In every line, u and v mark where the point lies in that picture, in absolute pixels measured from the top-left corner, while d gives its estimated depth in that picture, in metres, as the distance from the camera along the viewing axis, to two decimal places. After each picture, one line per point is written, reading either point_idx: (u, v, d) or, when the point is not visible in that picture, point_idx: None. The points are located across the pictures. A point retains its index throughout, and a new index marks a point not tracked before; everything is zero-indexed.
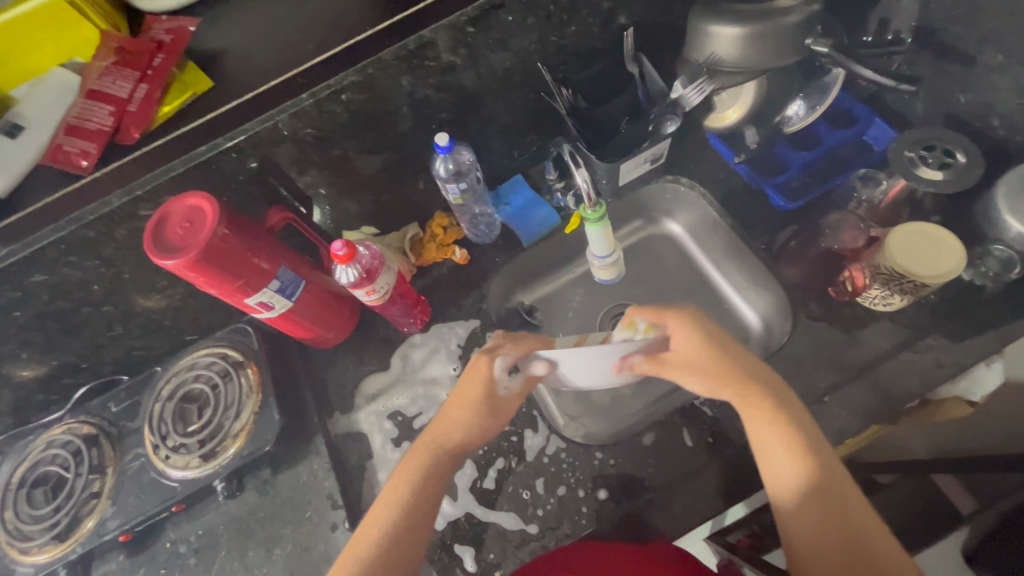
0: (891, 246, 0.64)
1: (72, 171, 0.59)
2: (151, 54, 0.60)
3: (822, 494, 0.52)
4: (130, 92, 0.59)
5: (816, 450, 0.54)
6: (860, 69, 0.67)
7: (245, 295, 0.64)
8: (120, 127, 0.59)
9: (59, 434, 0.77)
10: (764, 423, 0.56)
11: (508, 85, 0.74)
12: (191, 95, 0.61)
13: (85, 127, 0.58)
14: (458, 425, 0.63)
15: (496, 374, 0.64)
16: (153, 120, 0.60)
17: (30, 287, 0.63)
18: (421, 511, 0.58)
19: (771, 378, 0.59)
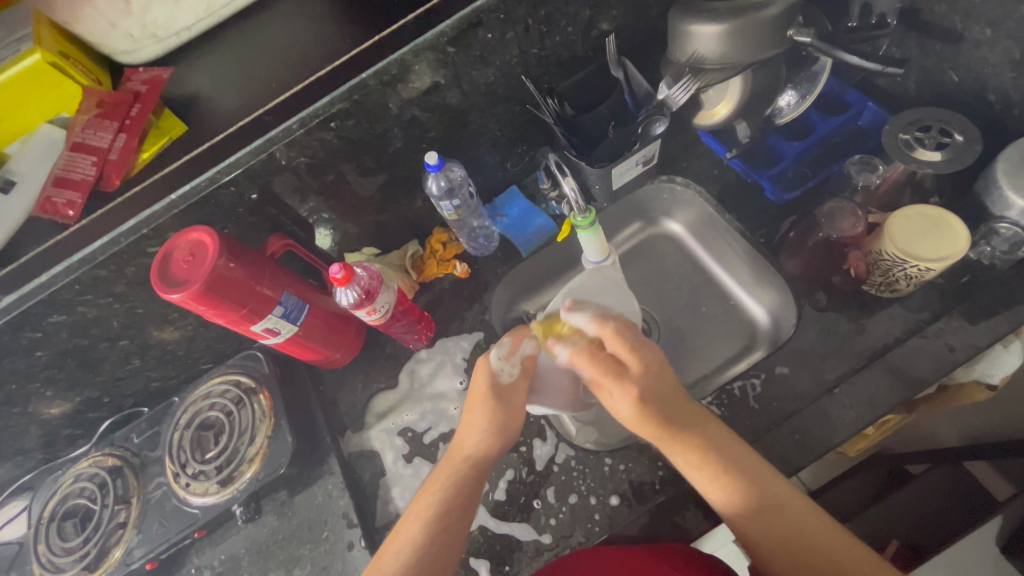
0: (891, 231, 0.63)
1: (59, 221, 0.61)
2: (129, 104, 0.62)
3: (762, 514, 0.53)
4: (110, 142, 0.61)
5: (744, 474, 0.54)
6: (846, 56, 0.66)
7: (251, 322, 0.66)
8: (103, 176, 0.62)
9: (85, 467, 0.80)
10: (685, 461, 0.56)
11: (494, 99, 0.76)
12: (168, 140, 0.63)
13: (70, 178, 0.61)
14: (474, 433, 0.64)
15: (497, 366, 0.65)
16: (133, 167, 0.62)
17: (50, 326, 0.66)
18: (442, 525, 0.58)
19: (679, 401, 0.58)
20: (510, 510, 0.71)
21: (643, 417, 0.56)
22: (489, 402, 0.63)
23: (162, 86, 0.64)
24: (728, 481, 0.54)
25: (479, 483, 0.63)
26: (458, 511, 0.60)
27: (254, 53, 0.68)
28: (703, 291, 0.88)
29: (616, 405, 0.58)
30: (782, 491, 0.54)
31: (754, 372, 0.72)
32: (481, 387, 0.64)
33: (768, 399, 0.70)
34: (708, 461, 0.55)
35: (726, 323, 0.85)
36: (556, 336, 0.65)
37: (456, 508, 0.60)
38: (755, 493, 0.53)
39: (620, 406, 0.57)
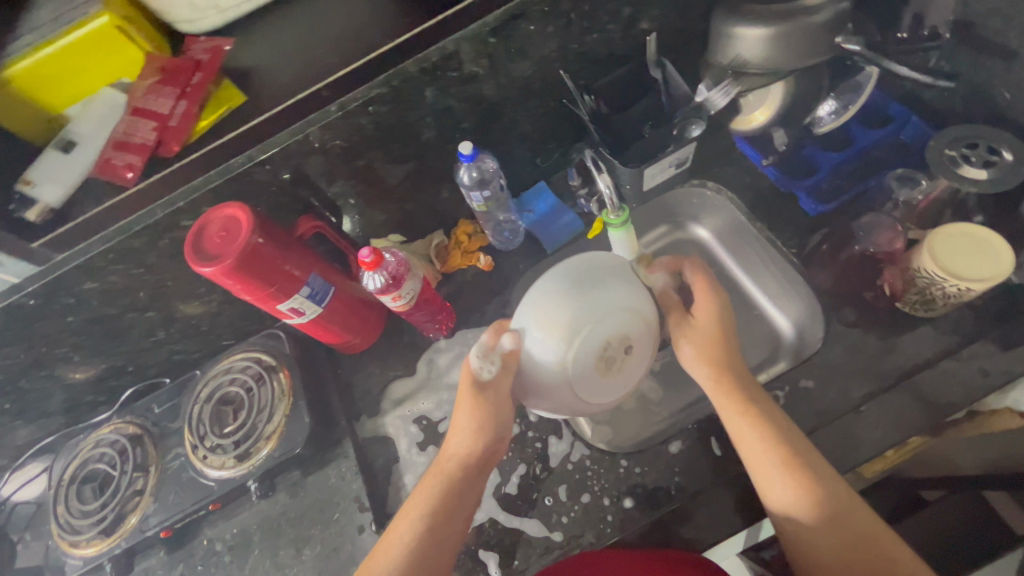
0: (932, 247, 0.61)
1: (118, 183, 0.61)
2: (190, 72, 0.63)
3: (829, 514, 0.53)
4: (170, 108, 0.61)
5: (811, 462, 0.56)
6: (896, 67, 0.64)
7: (277, 301, 0.67)
8: (162, 141, 0.62)
9: (106, 433, 0.81)
10: (747, 430, 0.58)
11: (529, 94, 0.75)
12: (226, 110, 0.64)
13: (130, 142, 0.61)
14: (464, 436, 0.63)
15: (476, 366, 0.60)
16: (192, 134, 0.62)
17: (83, 293, 0.67)
18: (436, 524, 0.59)
19: (746, 381, 0.62)
20: (521, 505, 0.71)
21: (721, 366, 0.61)
22: (473, 403, 0.62)
23: (225, 56, 0.64)
24: (802, 475, 0.55)
25: (471, 483, 0.63)
26: (451, 511, 0.60)
27: (295, 32, 0.68)
28: (729, 300, 0.81)
29: (692, 353, 0.63)
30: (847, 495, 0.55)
31: (778, 384, 0.71)
32: (465, 385, 0.63)
33: (791, 412, 0.70)
34: (772, 437, 0.57)
35: (749, 332, 0.78)
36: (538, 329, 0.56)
37: (450, 508, 0.60)
38: (820, 486, 0.54)
39: (693, 360, 0.63)
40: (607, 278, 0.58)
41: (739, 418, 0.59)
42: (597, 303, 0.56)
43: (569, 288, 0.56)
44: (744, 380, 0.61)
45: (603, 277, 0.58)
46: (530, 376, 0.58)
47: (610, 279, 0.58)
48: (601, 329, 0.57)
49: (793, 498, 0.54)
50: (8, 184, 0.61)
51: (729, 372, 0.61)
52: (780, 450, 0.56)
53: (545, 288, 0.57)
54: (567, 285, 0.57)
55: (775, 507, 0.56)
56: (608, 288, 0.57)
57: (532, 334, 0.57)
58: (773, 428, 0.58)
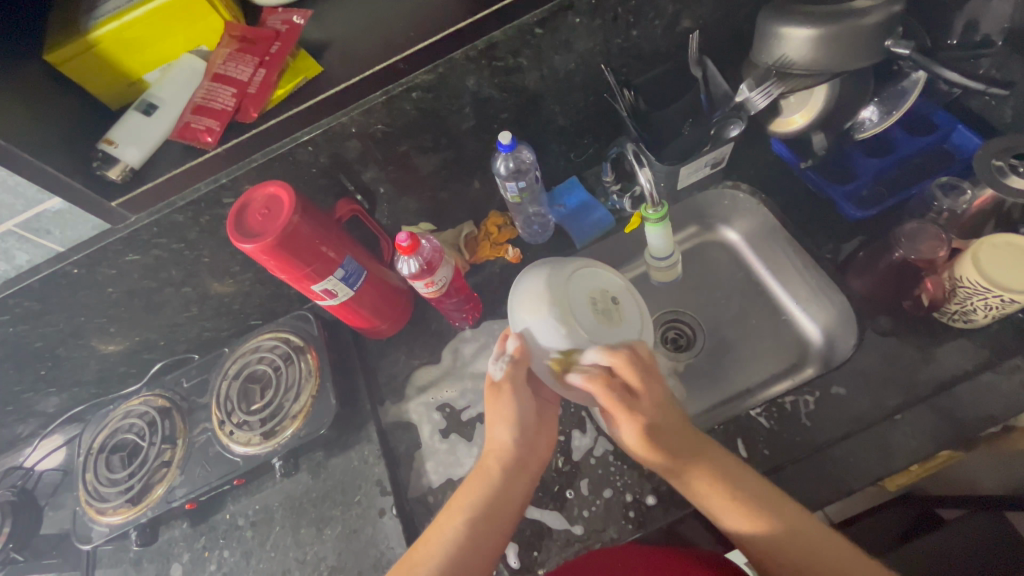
0: (976, 256, 0.60)
1: (196, 147, 0.62)
2: (270, 41, 0.62)
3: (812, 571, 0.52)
4: (249, 76, 0.61)
5: (781, 520, 0.55)
6: (944, 71, 0.64)
7: (312, 281, 0.67)
8: (240, 108, 0.62)
9: (136, 405, 0.82)
10: (708, 492, 0.58)
11: (569, 87, 0.75)
12: (302, 79, 0.64)
13: (210, 107, 0.61)
14: (503, 429, 0.64)
15: (492, 371, 0.65)
16: (269, 102, 0.63)
17: (124, 265, 0.69)
18: (476, 519, 0.59)
19: (689, 441, 0.60)
20: (543, 497, 0.71)
21: (652, 448, 0.59)
22: (502, 396, 0.64)
23: (301, 28, 0.64)
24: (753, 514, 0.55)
25: (509, 477, 0.63)
26: (490, 506, 0.60)
27: (342, 15, 0.69)
28: (756, 304, 0.85)
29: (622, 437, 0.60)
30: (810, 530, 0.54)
31: (808, 390, 0.71)
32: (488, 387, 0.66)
33: (820, 418, 0.69)
34: (733, 497, 0.56)
35: (776, 338, 0.82)
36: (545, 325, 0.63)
37: (489, 503, 0.60)
38: (794, 543, 0.53)
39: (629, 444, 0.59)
40: (569, 264, 0.68)
41: (699, 477, 0.58)
42: (566, 272, 0.67)
43: (537, 273, 0.67)
44: (689, 444, 0.59)
45: (568, 266, 0.68)
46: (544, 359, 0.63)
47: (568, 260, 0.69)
48: (580, 293, 0.66)
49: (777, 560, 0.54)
50: (87, 145, 0.60)
51: (664, 445, 0.59)
52: (743, 515, 0.55)
53: (521, 285, 0.67)
54: (539, 272, 0.67)
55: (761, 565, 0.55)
56: (574, 265, 0.68)
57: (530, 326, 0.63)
58: (734, 492, 0.57)
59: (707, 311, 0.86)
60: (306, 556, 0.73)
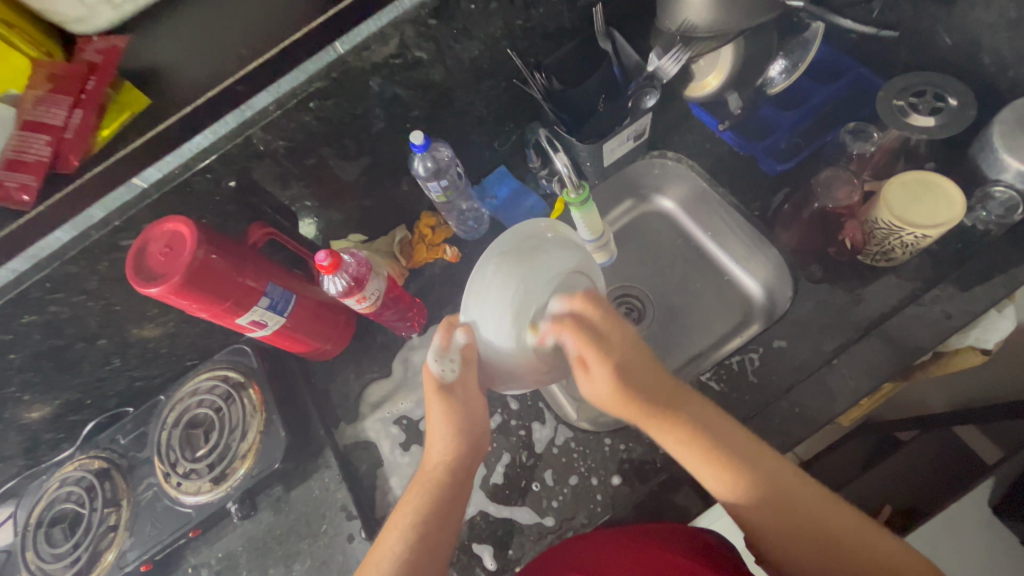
0: (887, 198, 0.62)
1: (14, 208, 0.58)
2: (84, 77, 0.60)
3: (761, 498, 0.53)
4: (65, 119, 0.59)
5: (742, 460, 0.54)
6: (840, 20, 0.64)
7: (236, 315, 0.64)
8: (59, 156, 0.59)
9: (71, 471, 0.77)
10: (674, 442, 0.57)
11: (478, 76, 0.73)
12: (128, 116, 0.61)
13: (24, 159, 0.58)
14: (444, 440, 0.62)
15: (438, 370, 0.62)
16: (91, 145, 0.60)
17: (22, 327, 0.63)
18: (425, 535, 0.57)
19: (662, 388, 0.59)
20: (511, 494, 0.71)
21: (623, 396, 0.57)
22: (443, 404, 0.62)
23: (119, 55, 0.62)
24: (727, 472, 0.54)
25: (458, 489, 0.61)
26: (439, 521, 0.58)
27: (227, 32, 0.66)
28: (698, 268, 0.85)
29: (594, 388, 0.59)
30: (778, 473, 0.54)
31: (752, 347, 0.72)
32: (431, 392, 0.63)
33: (766, 372, 0.70)
34: (704, 447, 0.55)
35: (719, 299, 0.83)
36: (495, 322, 0.56)
37: (437, 515, 0.58)
38: (754, 483, 0.53)
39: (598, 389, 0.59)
40: (548, 237, 0.61)
41: (672, 436, 0.57)
42: (537, 275, 0.57)
43: (510, 270, 0.56)
44: (664, 389, 0.58)
45: (545, 238, 0.60)
46: (490, 360, 0.60)
47: (543, 244, 0.59)
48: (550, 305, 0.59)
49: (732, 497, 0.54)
50: None
51: (638, 397, 0.57)
52: (711, 459, 0.55)
53: (489, 275, 0.57)
54: (512, 267, 0.56)
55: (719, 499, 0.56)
56: (548, 258, 0.59)
57: (482, 323, 0.57)
58: (703, 435, 0.56)
59: (653, 281, 0.86)
60: None
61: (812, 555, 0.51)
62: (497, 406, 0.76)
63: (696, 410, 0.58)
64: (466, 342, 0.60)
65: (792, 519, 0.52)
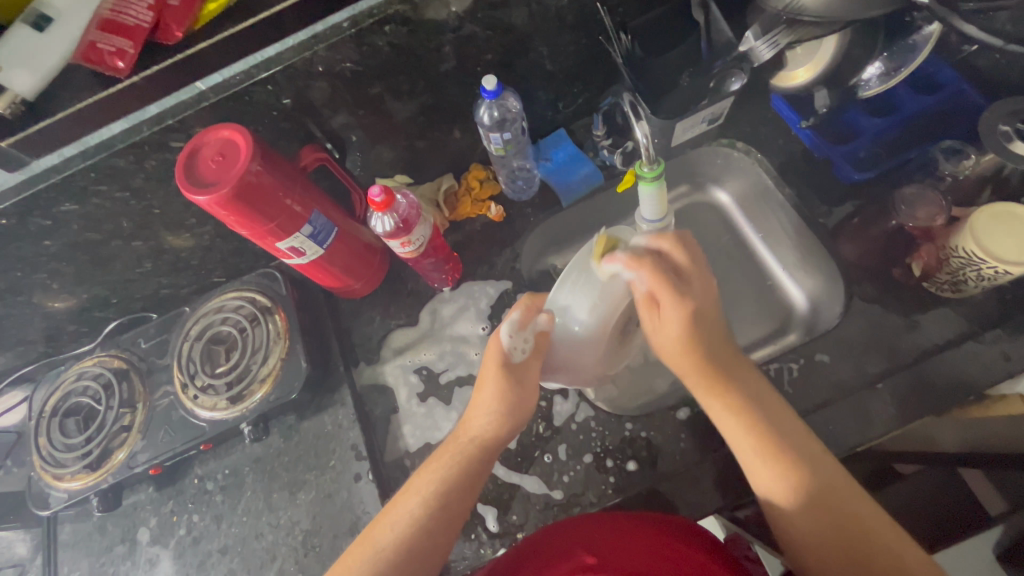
0: (974, 227, 0.58)
1: (107, 73, 0.53)
2: None
3: (812, 490, 0.52)
4: None
5: (797, 446, 0.54)
6: (964, 25, 0.58)
7: (276, 238, 0.62)
8: (161, 25, 0.52)
9: (90, 367, 0.77)
10: (720, 407, 0.58)
11: (559, 27, 0.68)
12: None
13: (122, 22, 0.51)
14: (484, 416, 0.61)
15: (508, 344, 0.60)
16: (197, 17, 0.53)
17: (60, 216, 0.62)
18: (440, 508, 0.56)
19: (723, 357, 0.60)
20: (522, 462, 0.70)
21: (688, 347, 0.59)
22: (496, 383, 0.60)
23: None
24: (780, 461, 0.53)
25: (484, 468, 0.60)
26: (461, 498, 0.57)
27: None
28: (745, 269, 0.82)
29: (662, 332, 0.61)
30: (829, 467, 0.53)
31: (792, 356, 0.70)
32: (490, 363, 0.61)
33: (802, 385, 0.69)
34: (761, 425, 0.55)
35: (761, 302, 0.80)
36: (583, 308, 0.60)
37: (458, 492, 0.57)
38: (808, 469, 0.53)
39: (667, 332, 0.60)
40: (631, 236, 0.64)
41: (721, 409, 0.58)
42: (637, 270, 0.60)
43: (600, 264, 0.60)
44: (723, 357, 0.60)
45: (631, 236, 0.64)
46: (560, 348, 0.62)
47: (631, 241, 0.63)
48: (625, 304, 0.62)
49: (774, 481, 0.53)
50: None
51: (702, 351, 0.59)
52: (761, 437, 0.55)
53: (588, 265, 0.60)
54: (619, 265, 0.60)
55: (759, 491, 0.54)
56: None
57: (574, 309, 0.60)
58: (762, 421, 0.56)
59: None
60: (279, 521, 0.71)
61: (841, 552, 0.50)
62: None
63: (766, 394, 0.59)
64: (545, 330, 0.60)
65: (832, 515, 0.51)
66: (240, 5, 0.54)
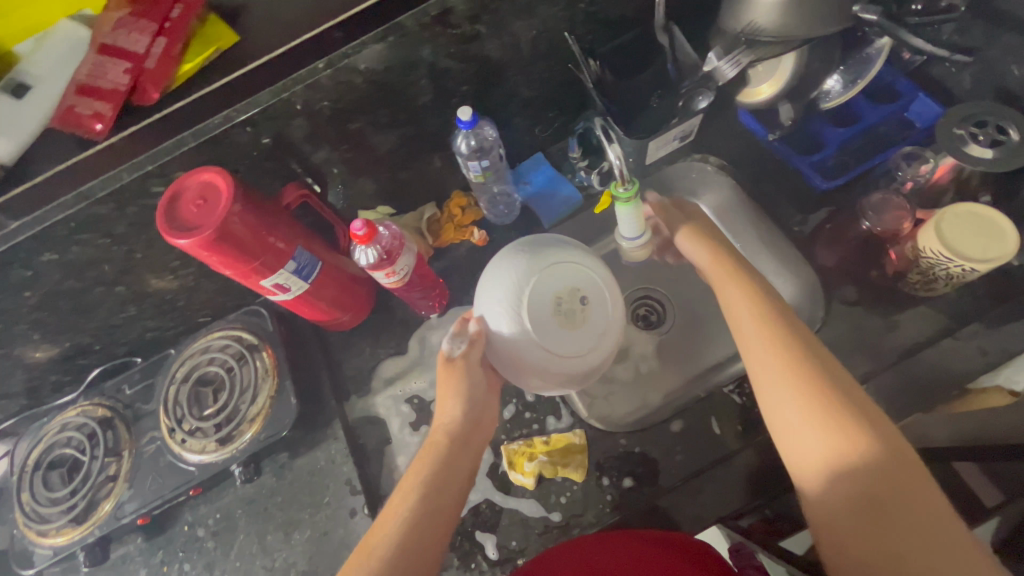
0: (941, 227, 0.60)
1: (85, 136, 0.56)
2: (170, 4, 0.58)
3: (875, 467, 0.43)
4: (146, 48, 0.56)
5: (862, 418, 0.46)
6: (912, 39, 0.61)
7: (261, 276, 0.62)
8: (137, 87, 0.57)
9: (73, 417, 0.76)
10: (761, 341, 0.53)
11: (531, 56, 0.71)
12: (214, 51, 0.58)
13: (98, 86, 0.56)
14: (453, 402, 0.60)
15: (447, 347, 0.61)
16: (173, 77, 0.57)
17: (42, 265, 0.61)
18: (431, 503, 0.54)
19: (779, 328, 0.53)
20: (519, 486, 0.70)
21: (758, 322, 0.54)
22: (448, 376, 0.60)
23: None
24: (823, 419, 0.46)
25: (465, 452, 0.59)
26: (448, 489, 0.55)
27: None
28: None
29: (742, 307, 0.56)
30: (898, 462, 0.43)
31: None
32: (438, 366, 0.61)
33: None
34: (807, 375, 0.49)
35: None
36: (499, 300, 0.57)
37: (443, 482, 0.56)
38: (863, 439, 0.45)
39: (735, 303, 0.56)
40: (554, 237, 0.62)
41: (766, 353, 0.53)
42: (537, 262, 0.58)
43: (508, 257, 0.59)
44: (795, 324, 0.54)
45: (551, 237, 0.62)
46: (499, 348, 0.58)
47: (550, 242, 0.61)
48: (551, 292, 0.58)
49: (808, 435, 0.47)
50: None
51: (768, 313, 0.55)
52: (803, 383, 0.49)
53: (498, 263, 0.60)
54: (510, 259, 0.59)
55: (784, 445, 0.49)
56: (559, 251, 0.60)
57: (486, 306, 0.58)
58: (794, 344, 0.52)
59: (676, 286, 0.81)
60: (275, 563, 0.69)
61: (873, 533, 0.42)
62: (513, 396, 0.75)
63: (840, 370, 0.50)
64: (479, 332, 0.59)
65: (888, 501, 0.42)
66: (212, 62, 0.59)
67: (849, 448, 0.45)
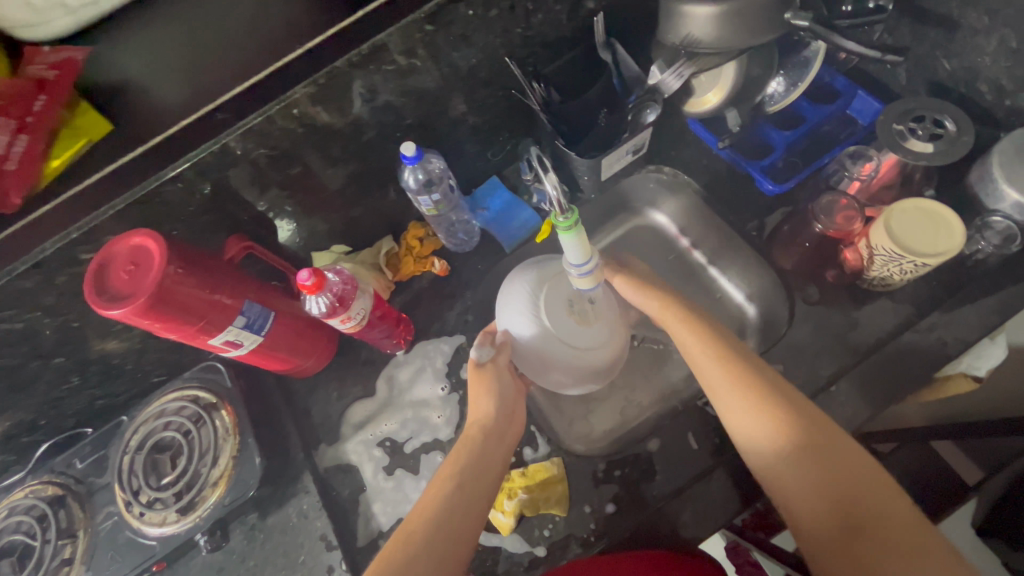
0: (890, 223, 0.61)
1: None
2: (31, 96, 0.51)
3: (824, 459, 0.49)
4: (5, 147, 0.50)
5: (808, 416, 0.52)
6: (843, 42, 0.62)
7: (208, 336, 0.59)
8: None
9: (20, 499, 0.71)
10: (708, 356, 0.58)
11: (474, 84, 0.70)
12: (86, 143, 0.54)
13: None
14: (486, 397, 0.61)
15: (476, 355, 0.62)
16: (39, 178, 0.52)
17: None
18: (467, 492, 0.53)
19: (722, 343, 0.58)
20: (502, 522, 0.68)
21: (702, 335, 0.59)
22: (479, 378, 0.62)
23: (72, 70, 0.54)
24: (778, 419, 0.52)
25: (499, 446, 0.59)
26: (484, 479, 0.55)
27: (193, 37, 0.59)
28: (692, 286, 0.81)
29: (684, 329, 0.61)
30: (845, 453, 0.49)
31: None
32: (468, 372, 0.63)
33: None
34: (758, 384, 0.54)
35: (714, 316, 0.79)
36: (518, 308, 0.63)
37: (478, 472, 0.55)
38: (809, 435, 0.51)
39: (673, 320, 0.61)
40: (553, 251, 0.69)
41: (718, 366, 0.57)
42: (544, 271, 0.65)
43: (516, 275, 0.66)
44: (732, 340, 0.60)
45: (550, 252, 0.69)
46: (524, 350, 0.64)
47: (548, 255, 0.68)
48: (560, 295, 0.64)
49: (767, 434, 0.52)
50: None
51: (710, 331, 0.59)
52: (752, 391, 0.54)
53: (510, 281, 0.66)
54: (518, 277, 0.66)
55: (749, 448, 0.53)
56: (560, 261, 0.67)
57: (506, 315, 0.64)
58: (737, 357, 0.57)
59: None
60: None
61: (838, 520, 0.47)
62: None
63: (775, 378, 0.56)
64: (505, 340, 0.64)
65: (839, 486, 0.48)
66: (82, 155, 0.54)
67: (788, 438, 0.51)
